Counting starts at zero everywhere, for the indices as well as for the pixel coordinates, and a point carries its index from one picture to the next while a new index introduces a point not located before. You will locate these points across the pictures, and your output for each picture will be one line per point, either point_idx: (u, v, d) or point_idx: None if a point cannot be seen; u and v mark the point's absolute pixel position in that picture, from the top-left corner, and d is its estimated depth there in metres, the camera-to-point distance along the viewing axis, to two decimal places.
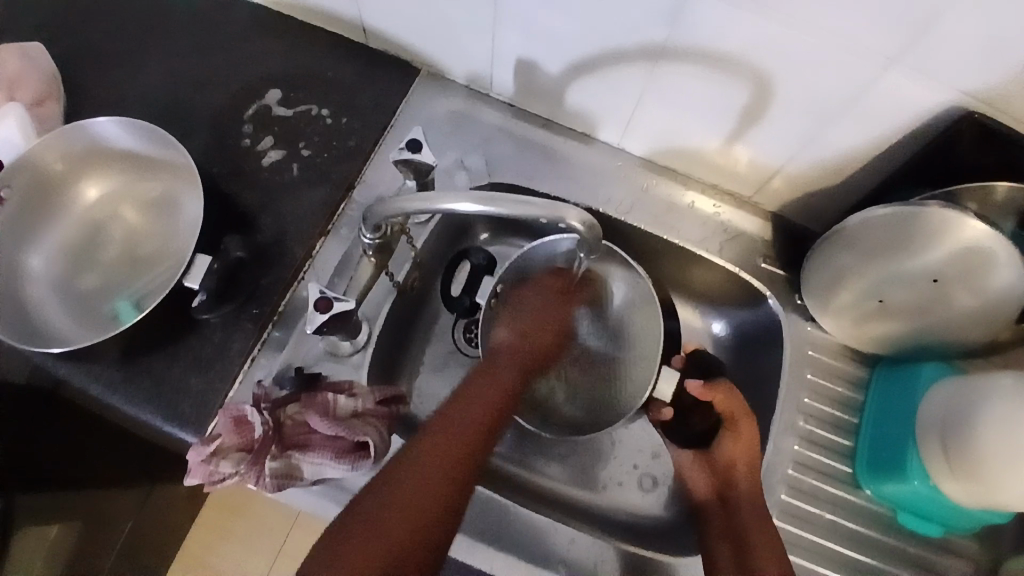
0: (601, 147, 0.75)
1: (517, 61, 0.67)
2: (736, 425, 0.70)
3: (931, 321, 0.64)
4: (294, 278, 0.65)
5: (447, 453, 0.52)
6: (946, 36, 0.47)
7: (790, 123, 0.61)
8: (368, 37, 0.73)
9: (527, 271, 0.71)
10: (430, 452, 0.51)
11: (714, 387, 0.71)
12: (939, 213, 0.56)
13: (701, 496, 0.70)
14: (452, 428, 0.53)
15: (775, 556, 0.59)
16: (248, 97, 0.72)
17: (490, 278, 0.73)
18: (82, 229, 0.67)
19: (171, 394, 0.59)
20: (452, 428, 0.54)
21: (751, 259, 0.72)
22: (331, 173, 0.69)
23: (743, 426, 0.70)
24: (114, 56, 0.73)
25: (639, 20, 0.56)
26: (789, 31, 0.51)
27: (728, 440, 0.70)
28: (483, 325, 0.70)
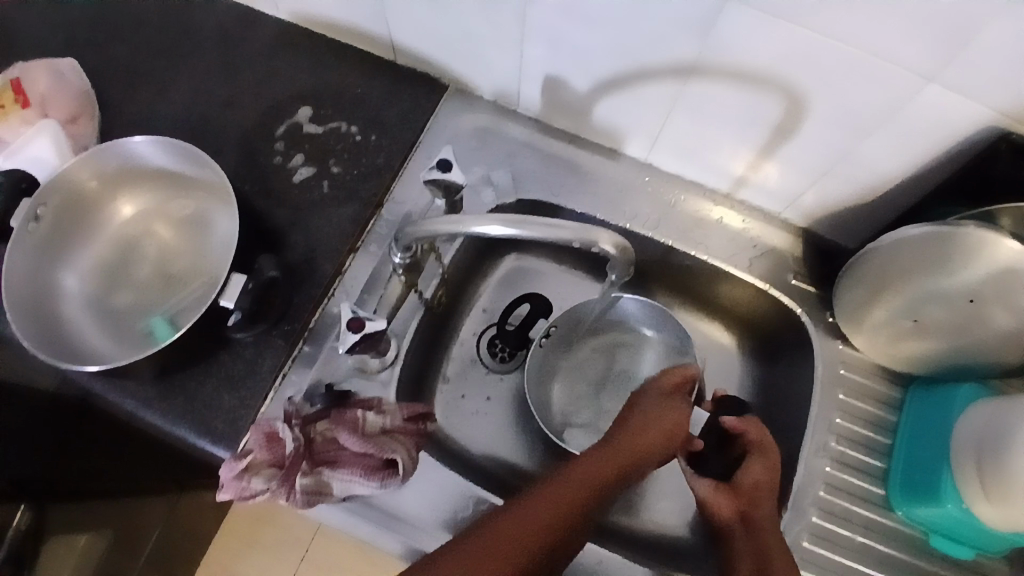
0: (628, 162, 0.74)
1: (545, 78, 0.67)
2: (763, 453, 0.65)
3: (968, 341, 0.62)
4: (323, 296, 0.65)
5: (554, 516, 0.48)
6: (990, 50, 0.45)
7: (821, 139, 0.60)
8: (397, 54, 0.74)
9: (575, 318, 0.74)
10: (533, 511, 0.48)
11: (745, 418, 0.67)
12: (977, 233, 0.55)
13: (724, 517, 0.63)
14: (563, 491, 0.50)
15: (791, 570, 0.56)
16: (278, 114, 0.72)
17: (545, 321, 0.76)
18: (116, 247, 0.69)
19: (203, 411, 0.60)
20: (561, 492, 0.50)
21: (781, 276, 0.71)
22: (360, 190, 0.69)
23: (774, 456, 0.64)
24: (147, 74, 0.75)
25: (669, 36, 0.56)
26: (826, 47, 0.50)
27: (756, 463, 0.64)
28: (533, 363, 0.73)
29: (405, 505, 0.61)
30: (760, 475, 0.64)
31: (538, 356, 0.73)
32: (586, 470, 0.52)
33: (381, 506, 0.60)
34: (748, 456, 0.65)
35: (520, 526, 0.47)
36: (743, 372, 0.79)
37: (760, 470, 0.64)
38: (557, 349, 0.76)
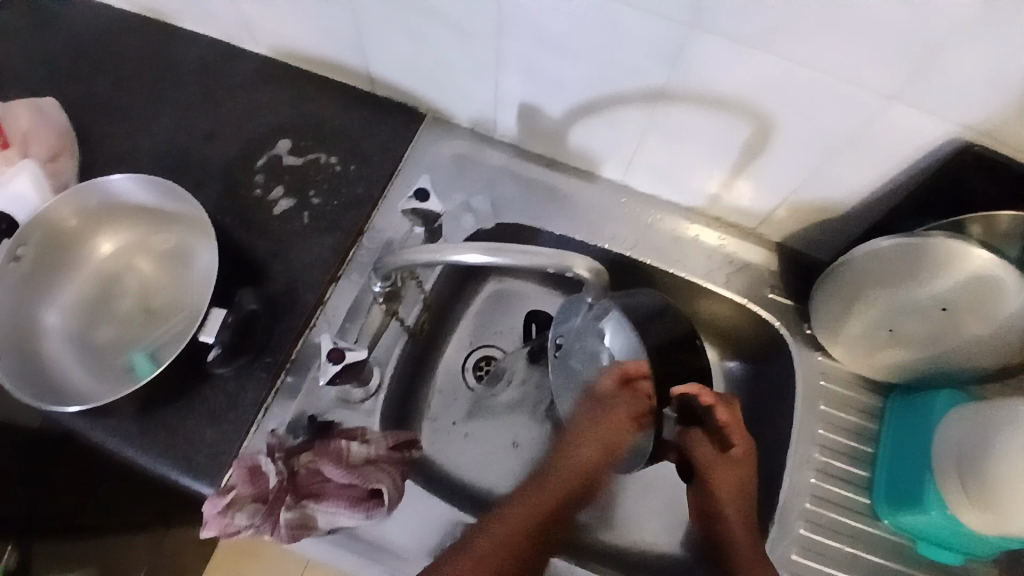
0: (605, 184, 0.75)
1: (521, 105, 0.69)
2: (711, 474, 0.60)
3: (942, 349, 0.64)
4: (305, 326, 0.65)
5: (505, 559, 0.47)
6: (945, 71, 0.47)
7: (791, 157, 0.61)
8: (375, 85, 0.75)
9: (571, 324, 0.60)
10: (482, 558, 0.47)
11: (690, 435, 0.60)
12: (944, 243, 0.56)
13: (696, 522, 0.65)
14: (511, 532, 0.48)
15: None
16: (258, 146, 0.73)
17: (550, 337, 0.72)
18: (96, 283, 0.68)
19: (186, 447, 0.59)
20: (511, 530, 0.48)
21: (759, 291, 0.72)
22: (340, 220, 0.70)
23: (728, 476, 0.59)
24: (126, 111, 0.75)
25: (639, 64, 0.57)
26: (791, 71, 0.52)
27: (712, 484, 0.60)
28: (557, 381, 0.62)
29: (392, 535, 0.60)
30: (718, 496, 0.60)
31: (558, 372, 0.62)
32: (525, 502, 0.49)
33: (367, 537, 0.60)
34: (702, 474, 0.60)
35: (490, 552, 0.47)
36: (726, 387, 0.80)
37: (719, 492, 0.60)
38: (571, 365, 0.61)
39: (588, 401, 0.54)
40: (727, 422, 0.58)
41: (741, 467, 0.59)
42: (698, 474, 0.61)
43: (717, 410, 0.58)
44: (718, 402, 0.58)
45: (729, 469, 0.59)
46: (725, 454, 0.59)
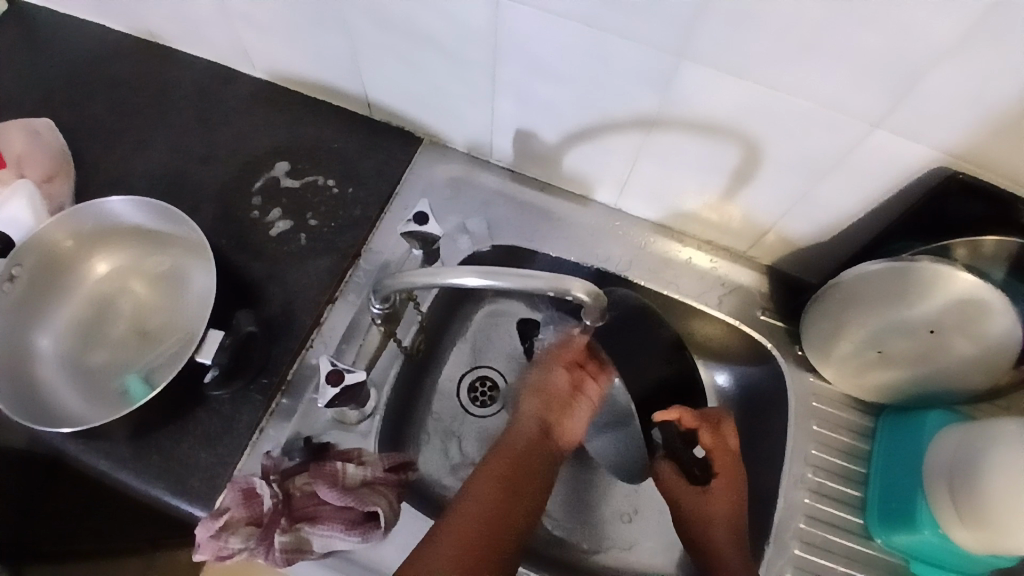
0: (598, 207, 0.77)
1: (516, 131, 0.70)
2: (689, 501, 0.65)
3: (931, 369, 0.65)
4: (301, 347, 0.66)
5: (483, 518, 0.51)
6: (926, 102, 0.49)
7: (779, 183, 0.63)
8: (372, 109, 0.76)
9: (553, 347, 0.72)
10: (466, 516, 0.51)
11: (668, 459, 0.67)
12: (930, 266, 0.58)
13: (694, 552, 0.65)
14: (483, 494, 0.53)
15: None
16: (255, 169, 0.74)
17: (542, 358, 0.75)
18: (90, 304, 0.68)
19: (179, 470, 0.59)
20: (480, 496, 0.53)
21: (750, 312, 0.74)
22: (337, 241, 0.71)
23: (713, 493, 0.65)
24: (123, 133, 0.76)
25: (632, 92, 0.59)
26: (778, 99, 0.54)
27: (694, 499, 0.65)
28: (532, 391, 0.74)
29: (387, 558, 0.60)
30: (701, 512, 0.64)
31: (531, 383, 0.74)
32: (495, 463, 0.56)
33: (363, 560, 0.59)
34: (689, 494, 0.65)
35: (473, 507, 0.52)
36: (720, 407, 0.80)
37: (698, 507, 0.64)
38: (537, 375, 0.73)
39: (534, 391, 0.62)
40: (709, 447, 0.66)
41: (723, 493, 0.64)
42: (678, 501, 0.66)
43: (699, 434, 0.66)
44: (703, 427, 0.66)
45: (708, 495, 0.64)
46: (705, 484, 0.65)
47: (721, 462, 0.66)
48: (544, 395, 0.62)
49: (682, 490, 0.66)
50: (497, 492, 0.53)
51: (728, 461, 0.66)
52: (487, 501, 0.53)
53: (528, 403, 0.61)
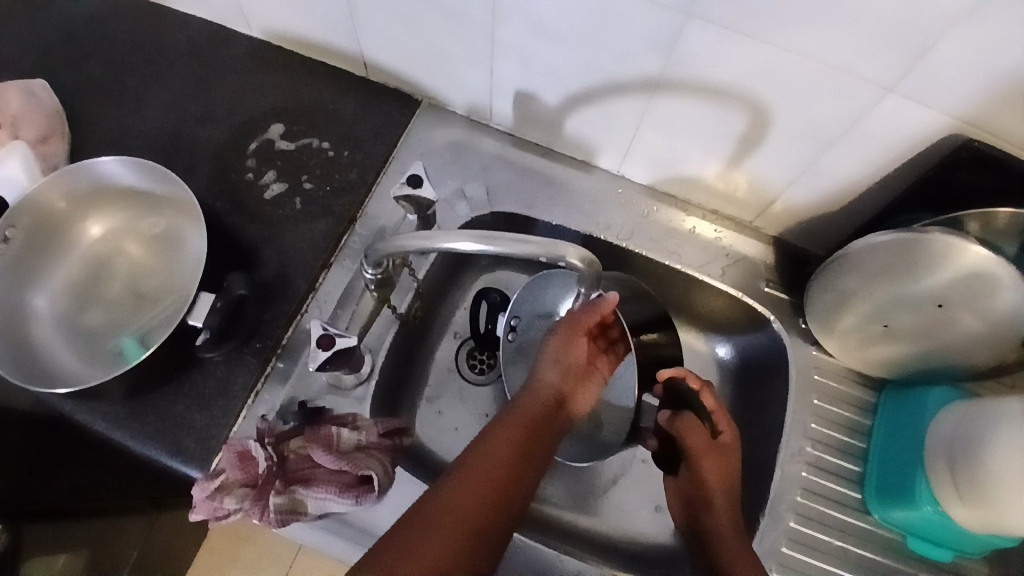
0: (600, 174, 0.75)
1: (516, 93, 0.68)
2: (698, 462, 0.63)
3: (937, 345, 0.63)
4: (297, 311, 0.65)
5: (466, 516, 0.46)
6: (939, 65, 0.46)
7: (786, 150, 0.61)
8: (369, 70, 0.74)
9: (537, 314, 0.70)
10: (460, 494, 0.47)
11: (675, 421, 0.65)
12: (942, 238, 0.56)
13: (688, 517, 0.66)
14: (471, 483, 0.48)
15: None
16: (251, 130, 0.73)
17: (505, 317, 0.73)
18: (86, 265, 0.68)
19: (176, 432, 0.59)
20: (468, 489, 0.48)
21: (753, 284, 0.72)
22: (333, 206, 0.70)
23: (716, 459, 0.63)
24: (117, 93, 0.75)
25: (634, 53, 0.57)
26: (783, 60, 0.51)
27: (704, 465, 0.63)
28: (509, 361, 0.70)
29: (382, 522, 0.60)
30: (706, 476, 0.63)
31: (508, 352, 0.71)
32: (499, 437, 0.52)
33: (358, 524, 0.60)
34: (693, 458, 0.64)
35: (469, 486, 0.48)
36: (720, 379, 0.80)
37: (707, 472, 0.63)
38: (524, 347, 0.70)
39: (551, 360, 0.57)
40: (712, 409, 0.64)
41: (728, 456, 0.63)
42: (689, 458, 0.64)
43: (703, 397, 0.64)
44: (704, 387, 0.64)
45: (718, 455, 0.63)
46: (714, 446, 0.63)
47: (723, 423, 0.64)
48: (564, 362, 0.57)
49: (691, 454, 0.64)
50: (499, 472, 0.49)
51: (729, 421, 0.64)
52: (484, 482, 0.48)
53: (549, 371, 0.57)
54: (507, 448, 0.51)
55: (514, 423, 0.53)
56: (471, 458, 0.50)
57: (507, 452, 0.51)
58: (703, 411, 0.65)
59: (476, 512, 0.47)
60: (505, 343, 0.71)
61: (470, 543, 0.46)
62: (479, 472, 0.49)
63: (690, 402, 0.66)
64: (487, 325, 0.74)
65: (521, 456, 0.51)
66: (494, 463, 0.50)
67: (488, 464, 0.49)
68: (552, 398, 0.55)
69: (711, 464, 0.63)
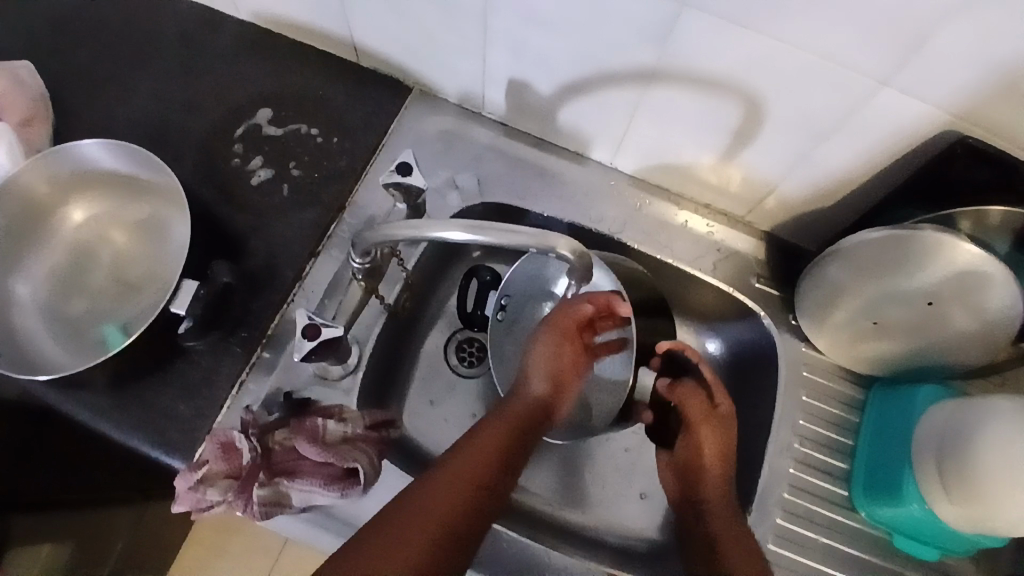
0: (593, 166, 0.74)
1: (509, 81, 0.67)
2: (697, 428, 0.68)
3: (926, 342, 0.63)
4: (283, 301, 0.64)
5: (450, 505, 0.52)
6: (937, 58, 0.46)
7: (781, 143, 0.60)
8: (359, 55, 0.73)
9: (531, 294, 0.74)
10: (446, 485, 0.53)
11: (673, 388, 0.71)
12: (933, 236, 0.55)
13: (684, 487, 0.68)
14: (457, 476, 0.54)
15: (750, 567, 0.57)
16: (238, 116, 0.71)
17: (495, 295, 0.76)
18: (69, 252, 0.67)
19: (159, 422, 0.58)
20: (453, 481, 0.53)
21: (745, 279, 0.72)
22: (322, 194, 0.68)
23: (713, 426, 0.67)
24: (101, 76, 0.73)
25: (629, 42, 0.56)
26: (780, 51, 0.50)
27: (704, 431, 0.68)
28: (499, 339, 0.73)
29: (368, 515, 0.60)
30: (705, 442, 0.67)
31: (498, 331, 0.73)
32: (485, 436, 0.58)
33: (343, 516, 0.59)
34: (692, 424, 0.68)
35: (454, 478, 0.54)
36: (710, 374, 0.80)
37: (708, 437, 0.67)
38: (515, 325, 0.74)
39: (539, 367, 0.65)
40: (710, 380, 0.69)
41: (724, 424, 0.67)
42: (687, 425, 0.69)
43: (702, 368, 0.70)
44: (702, 358, 0.70)
45: (714, 424, 0.67)
46: (714, 413, 0.68)
47: (720, 393, 0.69)
48: (551, 365, 0.66)
49: (691, 419, 0.69)
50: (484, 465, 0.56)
51: (723, 392, 0.69)
52: (468, 476, 0.54)
53: (535, 379, 0.65)
54: (491, 445, 0.58)
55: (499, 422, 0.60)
56: (454, 457, 0.56)
57: (487, 452, 0.57)
58: (700, 380, 0.70)
59: (459, 502, 0.52)
60: (495, 323, 0.74)
61: (452, 530, 0.51)
62: (460, 469, 0.55)
63: (688, 373, 0.72)
64: (475, 306, 0.76)
65: (501, 455, 0.57)
66: (478, 457, 0.56)
67: (473, 458, 0.56)
68: (536, 404, 0.64)
69: (710, 429, 0.67)
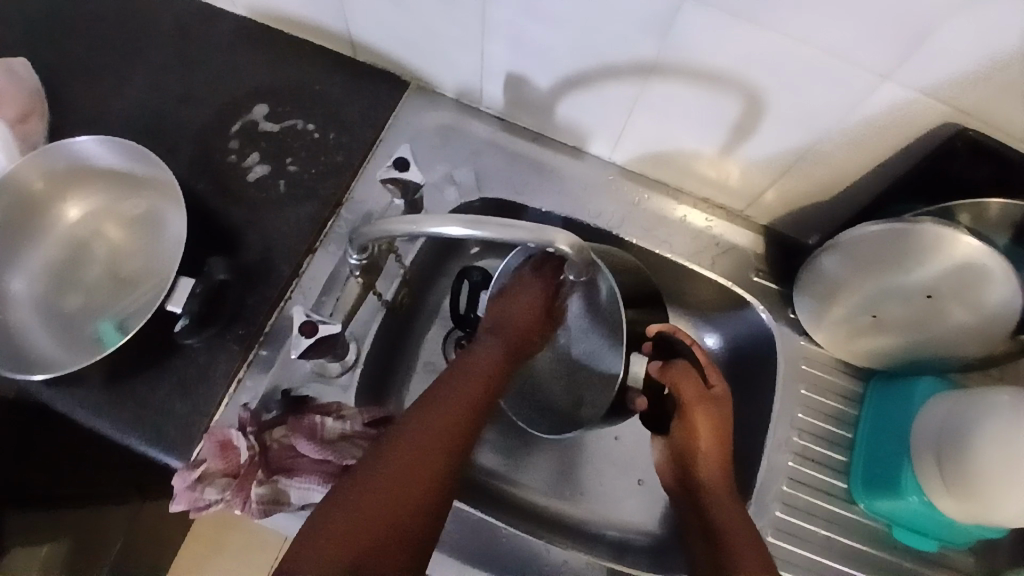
0: (592, 160, 0.74)
1: (507, 76, 0.66)
2: (692, 410, 0.67)
3: (925, 337, 0.63)
4: (279, 298, 0.64)
5: (384, 505, 0.48)
6: (939, 53, 0.46)
7: (781, 137, 0.60)
8: (356, 50, 0.72)
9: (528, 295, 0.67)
10: (383, 478, 0.49)
11: (668, 372, 0.69)
12: (935, 229, 0.55)
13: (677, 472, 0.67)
14: (397, 467, 0.50)
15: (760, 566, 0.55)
16: (234, 111, 0.70)
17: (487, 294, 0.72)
18: (63, 248, 0.66)
19: (155, 420, 0.58)
20: (394, 475, 0.50)
21: (743, 273, 0.72)
22: (319, 189, 0.68)
23: (709, 409, 0.67)
24: (94, 70, 0.72)
25: (630, 36, 0.55)
26: (782, 45, 0.50)
27: (699, 412, 0.67)
28: None
29: None
30: (701, 425, 0.66)
31: None
32: (440, 409, 0.55)
33: None
34: (688, 408, 0.67)
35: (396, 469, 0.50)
36: None
37: (702, 420, 0.66)
38: None
39: (501, 320, 0.64)
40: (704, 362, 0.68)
41: (719, 406, 0.67)
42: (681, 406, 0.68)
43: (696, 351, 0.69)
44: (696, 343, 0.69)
45: (708, 406, 0.67)
46: (708, 395, 0.67)
47: (714, 376, 0.68)
48: (508, 326, 0.64)
49: (687, 402, 0.67)
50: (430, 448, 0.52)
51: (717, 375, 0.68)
52: (407, 463, 0.51)
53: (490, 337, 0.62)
54: (444, 420, 0.54)
55: (456, 386, 0.57)
56: (427, 411, 0.54)
57: (444, 422, 0.54)
58: (695, 364, 0.69)
59: (398, 499, 0.49)
60: None
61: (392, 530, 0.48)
62: (402, 459, 0.51)
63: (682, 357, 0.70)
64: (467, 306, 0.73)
65: (475, 410, 0.56)
66: (425, 440, 0.52)
67: (420, 440, 0.52)
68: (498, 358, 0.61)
69: (705, 413, 0.67)
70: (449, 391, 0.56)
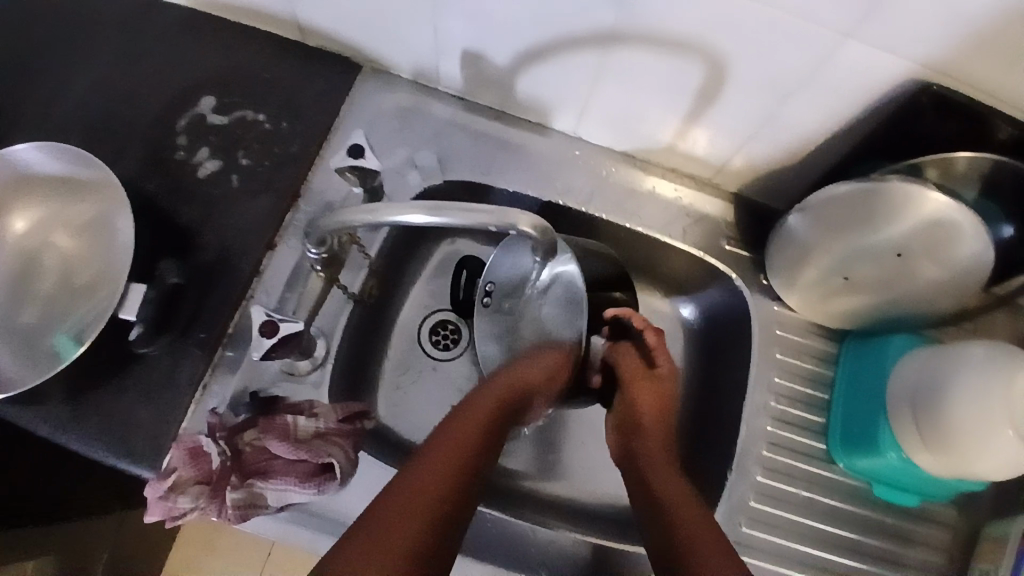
0: (556, 136, 0.72)
1: (462, 53, 0.64)
2: (632, 387, 0.69)
3: (896, 294, 0.63)
4: (241, 297, 0.62)
5: (420, 502, 0.49)
6: (899, 8, 0.45)
7: (745, 102, 0.59)
8: (303, 34, 0.69)
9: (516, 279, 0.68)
10: (418, 493, 0.50)
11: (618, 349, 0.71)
12: (902, 187, 0.54)
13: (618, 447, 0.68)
14: (426, 473, 0.52)
15: (722, 553, 0.51)
16: (179, 104, 0.67)
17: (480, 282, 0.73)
18: (13, 261, 0.64)
19: (121, 431, 0.56)
20: (425, 479, 0.51)
21: (715, 242, 0.71)
22: (275, 182, 0.65)
23: (651, 387, 0.68)
24: (26, 69, 0.68)
25: (587, 6, 0.53)
26: (741, 8, 0.49)
27: (642, 390, 0.68)
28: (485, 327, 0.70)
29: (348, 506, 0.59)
30: (643, 402, 0.68)
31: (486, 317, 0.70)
32: (446, 438, 0.55)
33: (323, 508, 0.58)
34: (629, 386, 0.69)
35: (426, 475, 0.51)
36: (686, 339, 0.80)
37: (647, 397, 0.68)
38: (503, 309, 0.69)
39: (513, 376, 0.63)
40: (654, 344, 0.70)
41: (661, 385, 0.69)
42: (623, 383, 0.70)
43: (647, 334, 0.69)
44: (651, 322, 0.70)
45: (651, 382, 0.69)
46: (653, 375, 0.69)
47: (662, 356, 0.70)
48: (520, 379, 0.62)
49: (627, 378, 0.69)
50: (452, 466, 0.53)
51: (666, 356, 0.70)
52: (439, 475, 0.52)
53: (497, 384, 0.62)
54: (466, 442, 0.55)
55: (457, 424, 0.57)
56: (431, 449, 0.54)
57: (457, 455, 0.53)
58: (645, 345, 0.70)
59: (428, 503, 0.49)
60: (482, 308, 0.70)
61: (429, 526, 0.48)
62: (431, 467, 0.52)
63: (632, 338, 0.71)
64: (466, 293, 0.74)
65: (481, 440, 0.57)
66: (439, 464, 0.52)
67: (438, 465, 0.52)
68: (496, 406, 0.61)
69: (648, 390, 0.68)
70: (453, 442, 0.55)
